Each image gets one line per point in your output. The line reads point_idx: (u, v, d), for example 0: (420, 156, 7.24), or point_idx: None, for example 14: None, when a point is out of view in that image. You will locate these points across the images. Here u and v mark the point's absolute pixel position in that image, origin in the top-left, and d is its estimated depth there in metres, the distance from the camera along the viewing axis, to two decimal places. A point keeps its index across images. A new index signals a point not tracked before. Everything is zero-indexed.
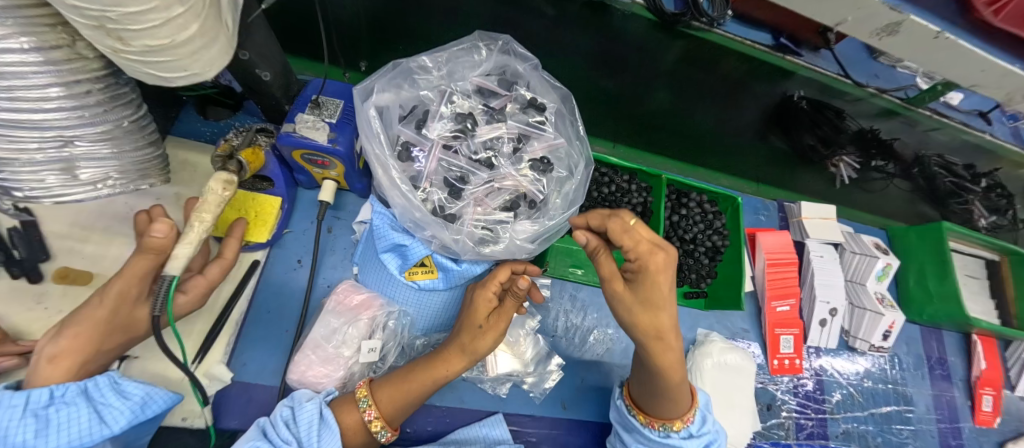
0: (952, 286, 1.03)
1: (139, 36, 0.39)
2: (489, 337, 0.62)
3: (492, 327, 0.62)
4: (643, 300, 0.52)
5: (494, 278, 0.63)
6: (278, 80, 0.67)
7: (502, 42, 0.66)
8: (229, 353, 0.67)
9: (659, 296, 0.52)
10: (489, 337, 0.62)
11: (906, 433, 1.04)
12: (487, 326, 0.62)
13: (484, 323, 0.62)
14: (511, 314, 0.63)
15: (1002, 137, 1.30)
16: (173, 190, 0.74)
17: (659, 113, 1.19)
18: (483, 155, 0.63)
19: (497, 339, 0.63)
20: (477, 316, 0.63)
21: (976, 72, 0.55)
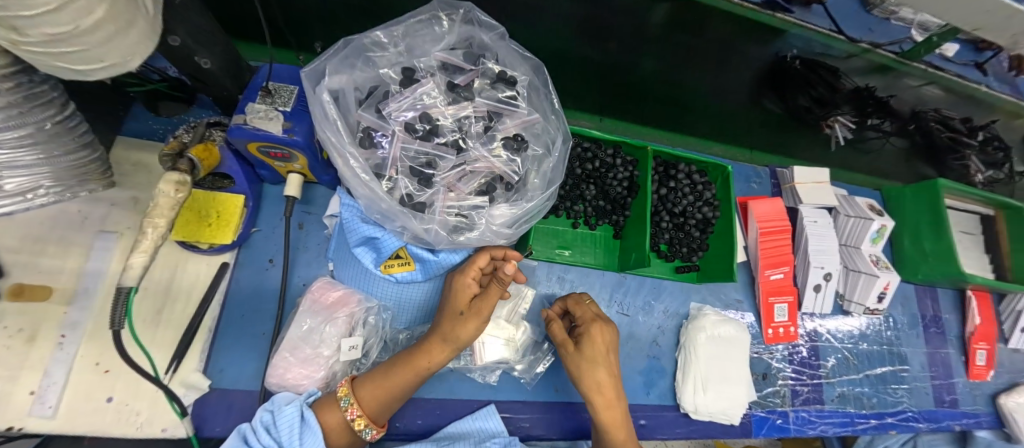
0: (947, 244, 1.01)
1: (37, 23, 0.34)
2: (470, 324, 0.60)
3: (472, 314, 0.60)
4: (589, 357, 0.67)
5: (473, 262, 0.62)
6: (225, 68, 0.61)
7: (465, 10, 0.61)
8: (204, 361, 0.65)
9: (598, 354, 0.67)
10: (471, 324, 0.60)
11: (901, 392, 1.04)
12: (467, 313, 0.60)
13: (465, 309, 0.61)
14: (494, 299, 0.61)
15: (997, 88, 1.26)
16: (128, 194, 0.70)
17: (646, 81, 1.13)
18: (451, 136, 0.59)
19: (480, 327, 0.61)
20: (458, 302, 0.62)
21: (980, 13, 0.50)
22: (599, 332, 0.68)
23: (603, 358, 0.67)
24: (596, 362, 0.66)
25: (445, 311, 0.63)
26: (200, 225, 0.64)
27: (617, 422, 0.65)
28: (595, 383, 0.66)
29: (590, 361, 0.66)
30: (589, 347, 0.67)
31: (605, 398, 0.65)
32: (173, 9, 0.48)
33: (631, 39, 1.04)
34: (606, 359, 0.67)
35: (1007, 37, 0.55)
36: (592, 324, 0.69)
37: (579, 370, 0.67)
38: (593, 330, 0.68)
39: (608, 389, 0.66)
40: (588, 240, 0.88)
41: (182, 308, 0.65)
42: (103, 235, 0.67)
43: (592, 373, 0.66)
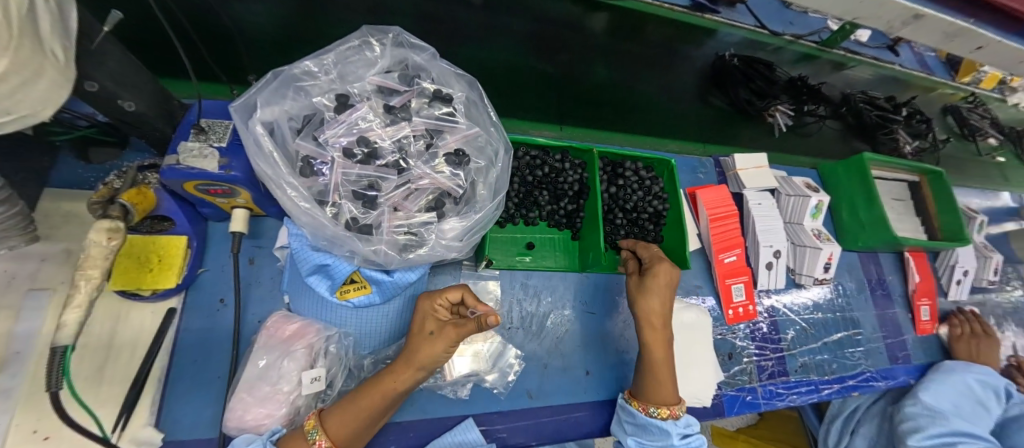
0: (879, 210, 1.10)
1: None
2: (438, 341, 0.60)
3: (444, 334, 0.61)
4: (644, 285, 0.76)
5: (444, 292, 0.65)
6: (153, 108, 0.60)
7: (394, 34, 0.63)
8: (156, 413, 0.62)
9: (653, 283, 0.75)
10: (441, 343, 0.60)
11: (858, 355, 1.11)
12: (436, 332, 0.61)
13: (436, 328, 0.62)
14: (463, 327, 0.61)
15: (909, 66, 1.39)
16: (60, 248, 0.66)
17: (602, 87, 1.17)
18: (393, 158, 0.60)
19: (450, 347, 0.61)
20: (427, 323, 0.64)
21: (857, 4, 0.56)
22: (662, 269, 0.75)
23: (662, 293, 0.75)
24: (652, 293, 0.75)
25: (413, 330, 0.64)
26: (140, 271, 0.62)
27: (659, 347, 0.73)
28: (647, 312, 0.74)
29: (648, 291, 0.75)
30: (649, 277, 0.76)
31: (652, 321, 0.74)
32: (88, 54, 0.48)
33: (579, 50, 1.12)
34: (665, 294, 0.75)
35: (885, 23, 0.61)
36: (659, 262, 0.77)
37: (643, 295, 0.76)
38: (658, 267, 0.76)
39: (658, 318, 0.74)
40: (548, 243, 0.91)
41: (127, 361, 0.62)
42: (33, 293, 0.63)
43: (646, 300, 0.75)
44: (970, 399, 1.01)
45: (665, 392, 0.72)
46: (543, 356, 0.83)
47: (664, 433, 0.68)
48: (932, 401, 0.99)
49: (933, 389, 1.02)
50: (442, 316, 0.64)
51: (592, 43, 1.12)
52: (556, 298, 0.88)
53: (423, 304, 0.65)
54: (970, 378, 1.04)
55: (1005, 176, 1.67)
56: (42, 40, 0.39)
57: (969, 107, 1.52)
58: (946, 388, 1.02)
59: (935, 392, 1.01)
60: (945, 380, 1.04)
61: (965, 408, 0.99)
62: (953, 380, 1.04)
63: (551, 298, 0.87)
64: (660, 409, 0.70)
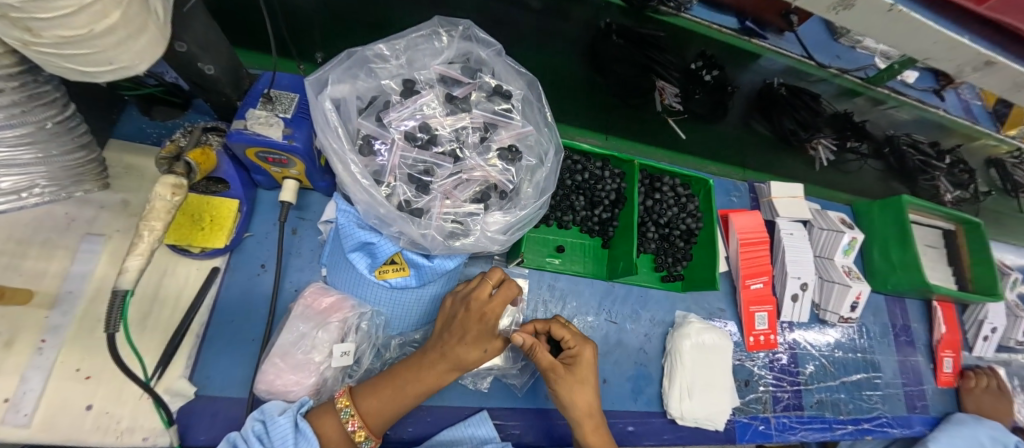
0: (913, 256, 1.08)
1: (51, 25, 0.35)
2: (489, 354, 0.65)
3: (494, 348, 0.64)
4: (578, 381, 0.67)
5: (503, 296, 0.63)
6: (226, 75, 0.63)
7: (464, 27, 0.64)
8: (190, 367, 0.64)
9: (585, 374, 0.68)
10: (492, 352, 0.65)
11: (875, 398, 1.09)
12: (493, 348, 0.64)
13: (489, 346, 0.63)
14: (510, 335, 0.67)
15: (954, 113, 1.36)
16: (118, 197, 0.69)
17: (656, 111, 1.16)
18: (449, 146, 0.62)
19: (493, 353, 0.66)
20: (486, 338, 0.63)
21: (929, 44, 0.55)
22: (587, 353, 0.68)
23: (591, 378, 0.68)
24: (585, 385, 0.67)
25: (462, 337, 0.61)
26: (192, 229, 0.64)
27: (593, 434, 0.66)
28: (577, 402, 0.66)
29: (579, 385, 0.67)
30: (579, 370, 0.67)
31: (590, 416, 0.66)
32: (180, 17, 0.50)
33: (640, 62, 1.01)
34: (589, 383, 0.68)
35: (953, 67, 0.60)
36: (585, 345, 0.69)
37: (570, 393, 0.66)
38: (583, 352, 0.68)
39: (592, 409, 0.67)
40: (578, 249, 0.91)
41: (169, 313, 0.64)
42: (90, 238, 0.65)
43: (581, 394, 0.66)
44: None
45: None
46: None
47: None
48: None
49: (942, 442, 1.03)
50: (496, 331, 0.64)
51: (649, 49, 1.01)
52: (580, 304, 0.88)
53: (482, 308, 0.61)
54: (982, 434, 1.03)
55: None
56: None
57: (1015, 161, 1.48)
58: (954, 441, 1.02)
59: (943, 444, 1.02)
60: (955, 432, 1.04)
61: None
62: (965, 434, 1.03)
63: (576, 303, 0.88)
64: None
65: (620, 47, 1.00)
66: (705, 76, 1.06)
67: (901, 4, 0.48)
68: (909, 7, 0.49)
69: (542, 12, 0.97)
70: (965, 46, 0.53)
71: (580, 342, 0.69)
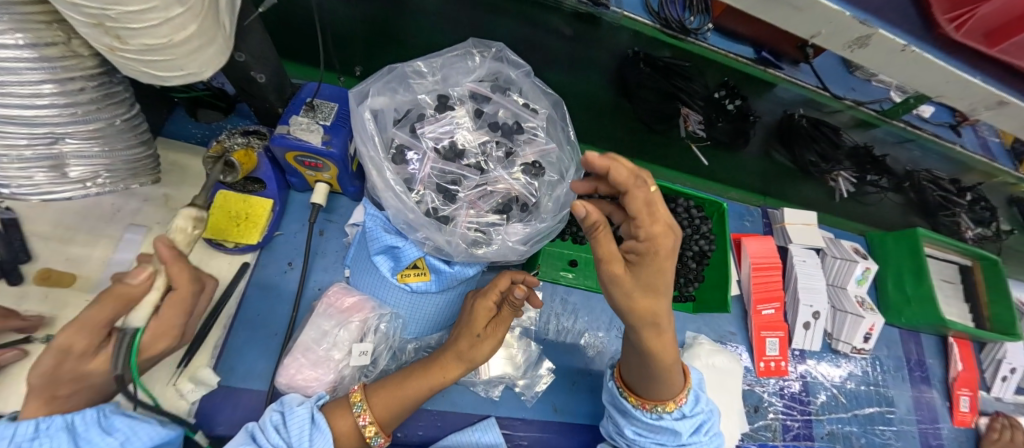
0: (928, 290, 1.07)
1: (137, 35, 0.39)
2: (486, 345, 0.65)
3: (490, 336, 0.65)
4: (643, 285, 0.52)
5: (495, 286, 0.66)
6: (273, 83, 0.67)
7: (496, 49, 0.68)
8: (216, 357, 0.66)
9: (658, 281, 0.52)
10: (489, 343, 0.65)
11: (888, 434, 1.07)
12: (486, 336, 0.65)
13: (482, 332, 0.65)
14: (509, 321, 0.67)
15: (971, 149, 1.36)
16: (161, 192, 0.73)
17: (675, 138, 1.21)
18: (476, 159, 0.65)
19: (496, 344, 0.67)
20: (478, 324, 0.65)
21: (941, 82, 0.57)
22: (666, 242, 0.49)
23: (668, 276, 0.52)
24: (653, 288, 0.53)
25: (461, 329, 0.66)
26: (229, 224, 0.68)
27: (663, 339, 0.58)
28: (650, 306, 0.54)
29: (650, 285, 0.52)
30: (651, 263, 0.50)
31: (655, 329, 0.57)
32: (241, 30, 0.54)
33: (665, 91, 1.04)
34: (666, 281, 0.52)
35: (966, 105, 0.62)
36: (658, 227, 0.49)
37: (628, 296, 0.53)
38: (660, 241, 0.49)
39: (663, 316, 0.55)
40: (591, 264, 0.93)
41: None
42: (133, 229, 0.69)
43: (648, 301, 0.53)
44: None
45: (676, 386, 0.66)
46: (573, 373, 0.84)
47: (673, 432, 0.67)
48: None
49: None
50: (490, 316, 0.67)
51: (673, 78, 1.03)
52: (592, 319, 0.89)
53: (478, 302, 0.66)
54: None
55: None
56: (218, 14, 0.46)
57: None
58: None
59: None
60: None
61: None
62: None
63: (588, 318, 0.89)
64: (666, 404, 0.67)
65: (649, 76, 1.03)
66: (728, 105, 1.07)
67: (914, 45, 0.50)
68: (923, 46, 0.51)
69: (574, 38, 1.01)
70: (976, 85, 0.56)
71: (652, 215, 0.49)
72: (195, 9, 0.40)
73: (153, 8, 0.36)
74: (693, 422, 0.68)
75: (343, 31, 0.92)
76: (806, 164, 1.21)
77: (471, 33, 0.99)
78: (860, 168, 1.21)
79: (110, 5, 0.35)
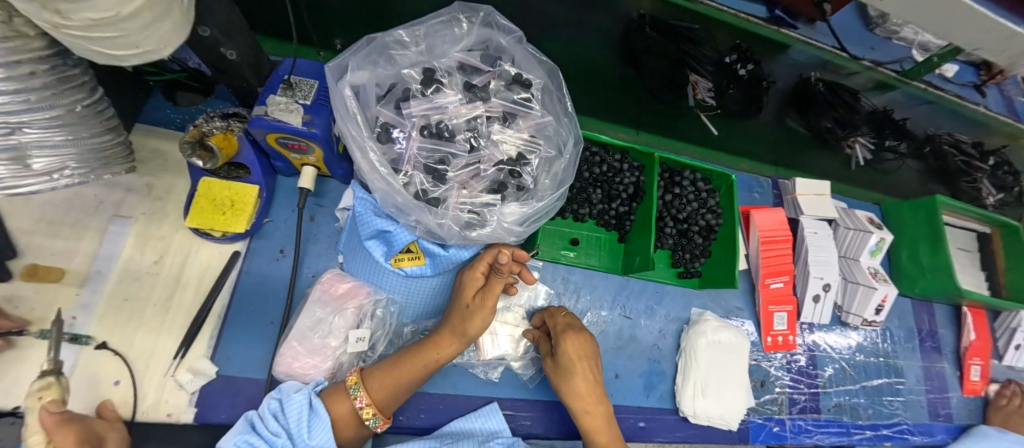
0: (944, 259, 1.04)
1: (80, 9, 0.35)
2: (477, 317, 0.62)
3: (479, 308, 0.62)
4: (561, 369, 0.69)
5: (482, 258, 0.63)
6: (248, 61, 0.63)
7: (484, 14, 0.62)
8: (212, 348, 0.65)
9: (574, 366, 0.68)
10: (479, 316, 0.62)
11: (896, 404, 1.06)
12: (476, 306, 0.62)
13: (471, 303, 0.63)
14: (499, 292, 0.62)
15: (995, 110, 1.28)
16: (143, 181, 0.70)
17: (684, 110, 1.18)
18: (466, 136, 0.61)
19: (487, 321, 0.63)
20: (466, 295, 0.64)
21: (980, 33, 0.51)
22: (571, 342, 0.68)
23: (583, 368, 0.68)
24: (573, 373, 0.68)
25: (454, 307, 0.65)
26: (215, 213, 0.65)
27: (594, 417, 0.67)
28: (576, 392, 0.67)
29: (569, 373, 0.68)
30: (564, 356, 0.68)
31: (585, 405, 0.67)
32: (201, 1, 0.50)
33: (672, 56, 0.99)
34: (582, 369, 0.68)
35: (1005, 58, 0.56)
36: (568, 333, 0.70)
37: (559, 379, 0.69)
38: (566, 341, 0.69)
39: (589, 396, 0.67)
40: (593, 242, 0.90)
41: (191, 295, 0.67)
42: (119, 220, 0.67)
43: (570, 383, 0.67)
44: None
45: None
46: None
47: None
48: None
49: None
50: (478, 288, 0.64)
51: (682, 42, 0.96)
52: (594, 298, 0.87)
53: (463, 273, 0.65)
54: None
55: None
56: None
57: None
58: None
59: None
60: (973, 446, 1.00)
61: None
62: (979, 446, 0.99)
63: (590, 297, 0.87)
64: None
65: (655, 41, 0.97)
66: (740, 70, 1.00)
67: None
68: None
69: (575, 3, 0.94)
70: (1020, 35, 0.50)
71: (564, 331, 0.71)
72: None
73: None
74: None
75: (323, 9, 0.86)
76: (822, 131, 1.16)
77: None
78: (878, 132, 1.16)
79: None
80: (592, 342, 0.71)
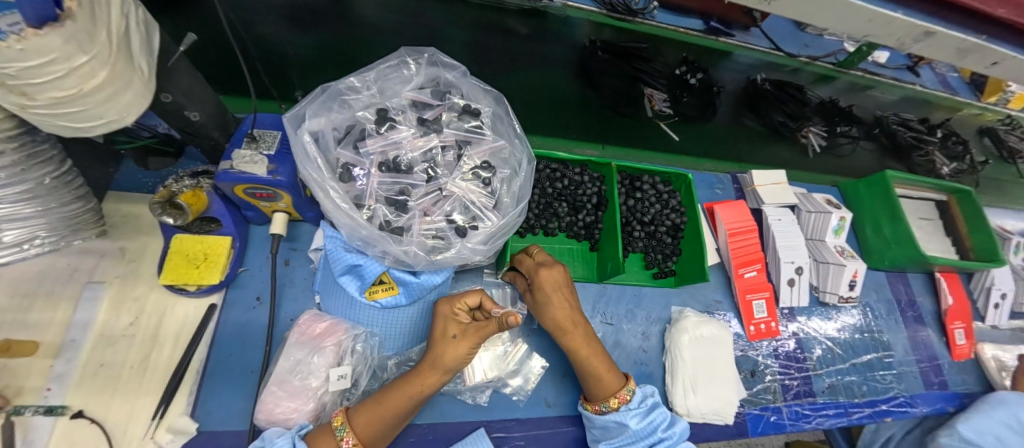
0: (905, 230, 1.08)
1: (44, 88, 0.39)
2: (461, 344, 0.63)
3: (467, 336, 0.64)
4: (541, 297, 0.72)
5: (464, 297, 0.67)
6: (212, 120, 0.67)
7: (429, 54, 0.68)
8: (192, 404, 0.65)
9: (548, 294, 0.71)
10: (466, 344, 0.64)
11: (889, 378, 1.06)
12: (461, 334, 0.64)
13: (458, 332, 0.65)
14: (486, 326, 0.65)
15: (933, 86, 1.37)
16: (117, 245, 0.72)
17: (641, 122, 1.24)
18: (423, 167, 0.64)
19: (473, 349, 0.64)
20: (449, 325, 0.65)
21: (864, 22, 0.58)
22: (546, 274, 0.71)
23: (559, 297, 0.72)
24: (550, 301, 0.71)
25: (436, 336, 0.65)
26: (188, 267, 0.67)
27: (579, 341, 0.71)
28: (553, 318, 0.71)
29: (547, 300, 0.71)
30: (542, 289, 0.71)
31: (565, 329, 0.71)
32: (165, 71, 0.54)
33: (627, 74, 1.07)
34: (560, 297, 0.71)
35: (895, 41, 0.63)
36: (539, 270, 0.72)
37: (540, 307, 0.72)
38: (542, 273, 0.72)
39: (564, 320, 0.71)
40: (566, 254, 0.93)
41: (168, 353, 0.67)
42: (92, 286, 0.68)
43: (548, 310, 0.71)
44: (1018, 433, 0.95)
45: (609, 381, 0.71)
46: (563, 366, 0.83)
47: (621, 425, 0.69)
48: (971, 434, 0.93)
49: (971, 420, 0.96)
50: (463, 320, 0.66)
51: (634, 60, 1.06)
52: None
53: (441, 308, 0.67)
54: (1022, 412, 0.97)
55: None
56: (132, 57, 0.46)
57: (1008, 128, 1.49)
58: (987, 419, 0.96)
59: (972, 423, 0.95)
60: (990, 412, 0.98)
61: (1008, 441, 0.94)
62: (997, 413, 0.98)
63: None
64: (610, 401, 0.70)
65: (609, 62, 1.05)
66: (691, 79, 1.09)
67: None
68: None
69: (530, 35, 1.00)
70: (898, 20, 0.56)
71: (538, 266, 0.73)
72: (102, 56, 0.40)
73: (53, 60, 0.36)
74: (645, 439, 0.68)
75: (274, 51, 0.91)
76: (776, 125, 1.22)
77: (420, 42, 0.98)
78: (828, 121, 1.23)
79: (8, 62, 0.34)
80: (565, 272, 0.74)
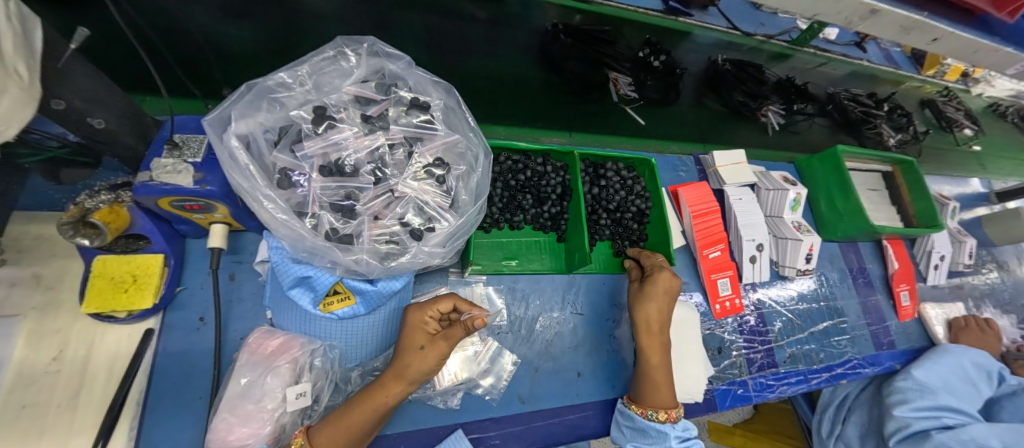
0: (855, 202, 1.13)
1: None
2: (429, 355, 0.61)
3: (435, 346, 0.62)
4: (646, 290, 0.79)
5: (433, 304, 0.65)
6: (124, 126, 0.59)
7: (368, 44, 0.63)
8: (135, 438, 0.60)
9: (654, 291, 0.77)
10: (433, 355, 0.61)
11: (844, 343, 1.13)
12: (429, 345, 0.61)
13: (425, 343, 0.62)
14: (454, 333, 0.63)
15: (877, 61, 1.44)
16: (29, 272, 0.64)
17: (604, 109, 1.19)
18: (370, 168, 0.60)
19: (441, 358, 0.62)
20: (418, 336, 0.63)
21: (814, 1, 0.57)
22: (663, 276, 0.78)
23: (662, 300, 0.77)
24: (652, 298, 0.77)
25: (402, 347, 0.63)
26: (114, 293, 0.60)
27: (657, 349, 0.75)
28: (647, 317, 0.76)
29: (649, 295, 0.77)
30: (656, 284, 0.77)
31: (650, 330, 0.75)
32: (54, 73, 0.47)
33: (591, 58, 1.05)
34: (663, 301, 0.76)
35: (843, 19, 0.63)
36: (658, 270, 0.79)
37: (640, 298, 0.78)
38: (660, 274, 0.78)
39: (655, 322, 0.75)
40: (533, 247, 0.91)
41: (102, 387, 0.61)
42: None
43: (644, 306, 0.77)
44: (962, 378, 1.03)
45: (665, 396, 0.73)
46: (534, 360, 0.83)
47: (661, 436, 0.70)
48: (924, 378, 1.00)
49: (925, 366, 1.03)
50: (432, 329, 0.64)
51: (597, 44, 1.04)
52: (544, 302, 0.88)
53: (412, 316, 0.65)
54: (967, 361, 1.05)
55: (981, 163, 1.70)
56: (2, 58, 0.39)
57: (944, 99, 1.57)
58: (939, 366, 1.03)
59: (926, 368, 1.03)
60: (941, 360, 1.05)
61: (954, 385, 1.02)
62: (946, 360, 1.05)
63: (540, 301, 0.88)
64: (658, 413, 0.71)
65: (572, 46, 1.03)
66: (654, 61, 1.10)
67: None
68: None
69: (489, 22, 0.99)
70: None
71: (657, 267, 0.81)
72: None
73: None
74: None
75: (187, 40, 0.84)
76: (736, 105, 1.23)
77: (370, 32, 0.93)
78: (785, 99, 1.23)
79: None
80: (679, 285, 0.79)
